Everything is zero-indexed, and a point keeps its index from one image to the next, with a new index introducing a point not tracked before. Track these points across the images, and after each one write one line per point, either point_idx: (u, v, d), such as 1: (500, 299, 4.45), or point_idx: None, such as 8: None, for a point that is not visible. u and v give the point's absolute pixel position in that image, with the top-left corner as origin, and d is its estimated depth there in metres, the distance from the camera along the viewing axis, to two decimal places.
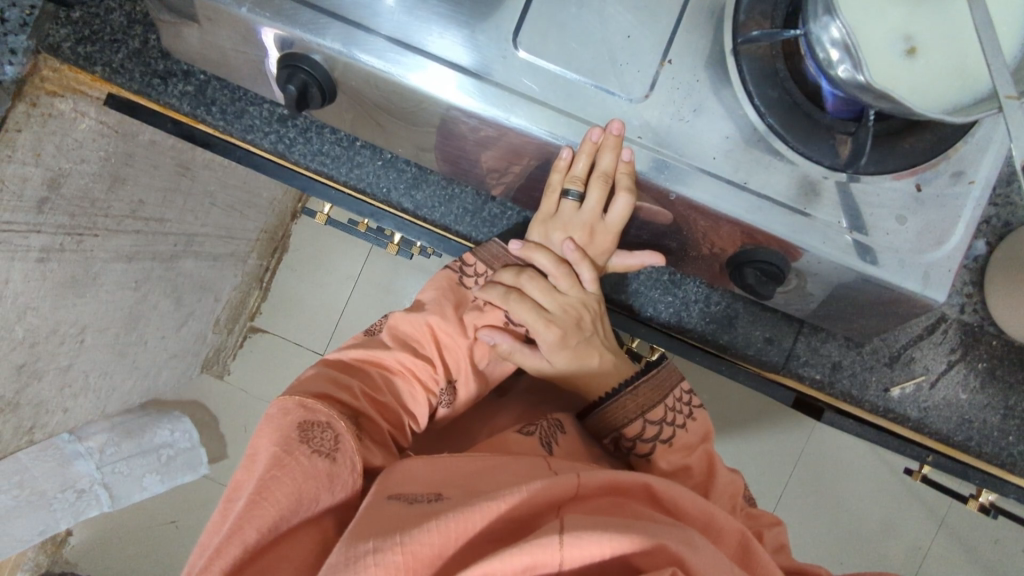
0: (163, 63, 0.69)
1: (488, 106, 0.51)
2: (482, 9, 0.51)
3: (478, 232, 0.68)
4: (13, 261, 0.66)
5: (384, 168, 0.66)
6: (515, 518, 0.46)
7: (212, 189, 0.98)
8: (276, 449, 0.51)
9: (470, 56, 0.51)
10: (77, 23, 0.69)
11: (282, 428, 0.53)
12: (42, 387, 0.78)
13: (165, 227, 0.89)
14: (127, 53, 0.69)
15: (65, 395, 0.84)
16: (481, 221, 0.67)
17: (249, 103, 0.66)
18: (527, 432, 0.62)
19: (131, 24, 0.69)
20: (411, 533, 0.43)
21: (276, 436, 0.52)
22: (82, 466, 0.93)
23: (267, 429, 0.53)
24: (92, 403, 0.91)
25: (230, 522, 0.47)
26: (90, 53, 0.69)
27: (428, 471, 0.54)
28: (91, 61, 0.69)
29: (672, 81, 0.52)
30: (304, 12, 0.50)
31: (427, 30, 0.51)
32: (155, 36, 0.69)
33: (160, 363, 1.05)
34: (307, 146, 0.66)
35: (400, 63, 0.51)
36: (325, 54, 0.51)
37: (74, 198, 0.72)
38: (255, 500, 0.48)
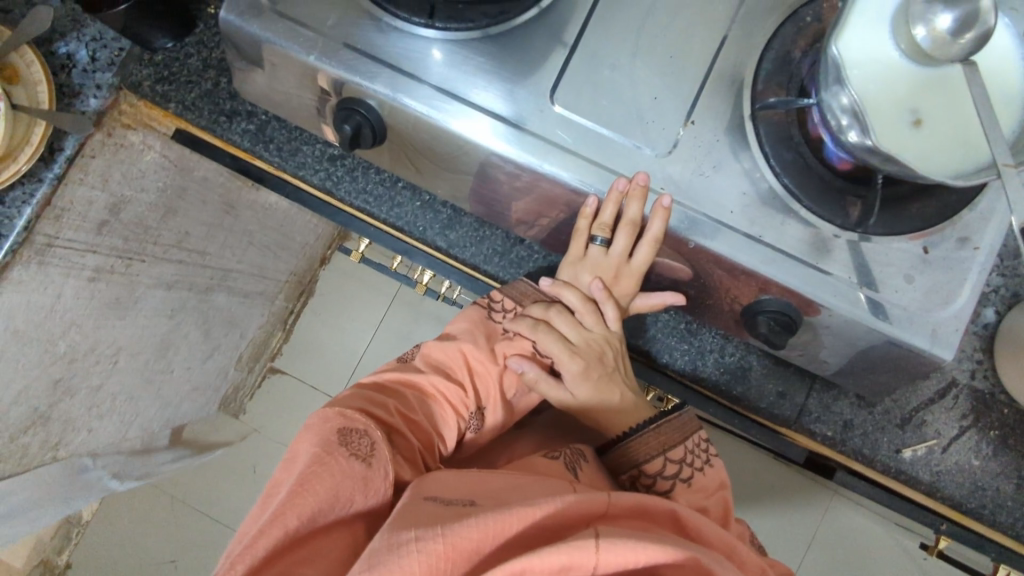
0: (230, 103, 0.72)
1: (523, 153, 0.55)
2: (523, 68, 0.57)
3: (500, 271, 0.71)
4: (68, 277, 0.73)
5: (422, 209, 0.70)
6: (549, 526, 0.48)
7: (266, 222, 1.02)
8: (316, 449, 0.53)
9: (509, 108, 0.56)
10: (159, 64, 0.72)
11: (324, 429, 0.56)
12: (73, 405, 0.82)
13: (205, 260, 0.94)
14: (198, 93, 0.72)
15: (93, 414, 0.86)
16: (507, 263, 0.70)
17: (303, 142, 0.71)
18: (553, 455, 0.65)
19: (207, 68, 0.72)
20: (453, 526, 0.45)
21: (316, 438, 0.54)
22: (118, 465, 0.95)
23: (308, 434, 0.55)
24: (116, 427, 0.92)
25: (272, 509, 0.49)
26: (166, 92, 0.72)
27: (457, 482, 0.55)
28: (166, 99, 0.72)
29: (694, 140, 0.56)
30: (364, 62, 0.56)
31: (473, 83, 0.56)
32: (227, 80, 0.72)
33: (183, 394, 1.05)
34: (353, 184, 0.71)
35: (446, 111, 0.56)
36: (378, 100, 0.57)
37: (131, 224, 0.79)
38: (298, 490, 0.50)
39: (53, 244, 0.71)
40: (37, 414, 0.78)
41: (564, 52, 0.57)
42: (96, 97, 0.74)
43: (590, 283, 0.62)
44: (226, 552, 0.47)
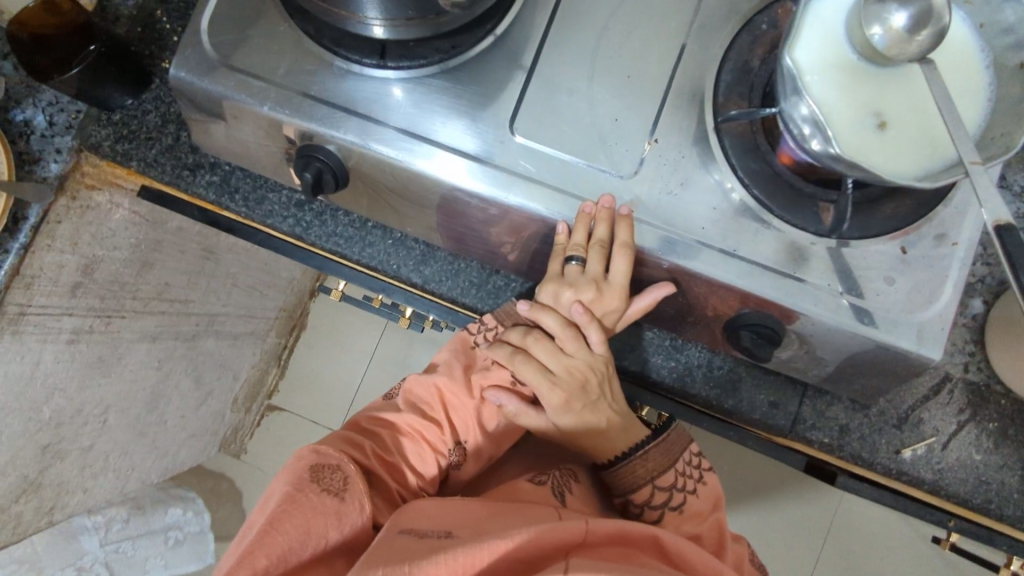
0: (192, 156, 0.71)
1: (493, 188, 0.54)
2: (480, 101, 0.56)
3: (478, 301, 0.70)
4: (45, 343, 0.73)
5: (395, 246, 0.69)
6: (522, 559, 0.47)
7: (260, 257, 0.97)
8: (288, 487, 0.53)
9: (475, 142, 0.55)
10: (117, 124, 0.71)
11: (298, 464, 0.56)
12: (65, 467, 0.82)
13: (189, 308, 0.93)
14: (160, 149, 0.71)
15: (86, 474, 0.86)
16: (483, 292, 0.69)
17: (270, 190, 0.69)
18: (539, 481, 0.64)
19: (166, 123, 0.71)
20: (418, 563, 0.46)
21: (289, 476, 0.54)
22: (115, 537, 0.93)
23: (282, 472, 0.55)
24: (112, 484, 0.93)
25: (244, 548, 0.48)
26: (127, 150, 0.71)
27: (440, 513, 0.55)
28: (127, 157, 0.71)
29: (659, 158, 0.55)
30: (320, 108, 0.55)
31: (433, 120, 0.56)
32: (186, 133, 0.71)
33: (179, 442, 1.07)
34: (323, 228, 0.69)
35: (413, 152, 0.55)
36: (339, 145, 0.56)
37: (106, 282, 0.78)
38: (268, 530, 0.49)
39: (25, 312, 0.70)
40: (27, 482, 0.78)
41: (519, 80, 0.56)
42: (58, 163, 0.72)
43: (570, 303, 0.58)
44: None
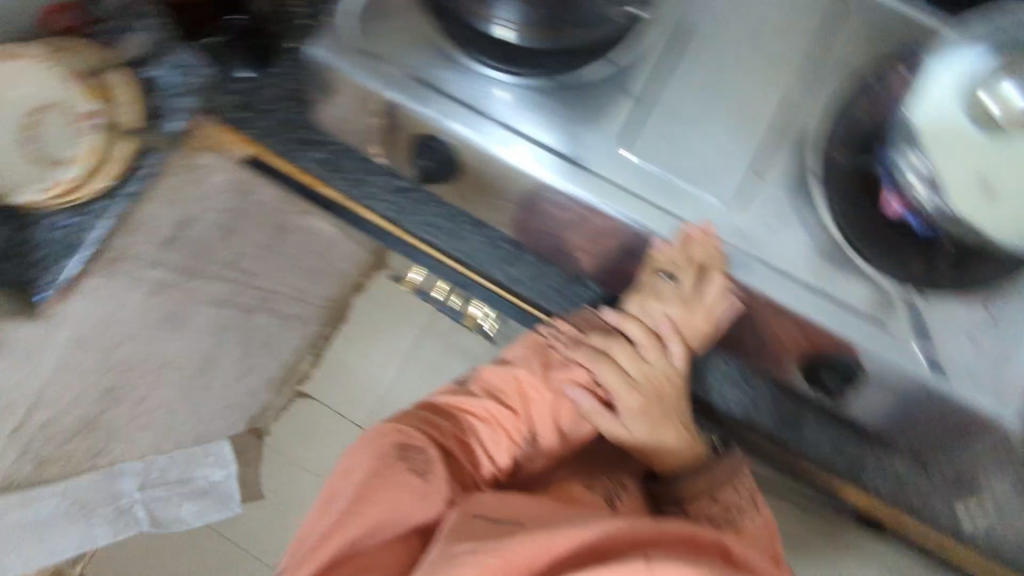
0: (306, 132, 0.70)
1: (591, 193, 0.57)
2: (589, 114, 0.59)
3: (553, 305, 0.70)
4: (130, 290, 0.98)
5: (486, 244, 0.69)
6: (587, 552, 0.50)
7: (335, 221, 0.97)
8: (374, 463, 0.61)
9: (574, 148, 0.58)
10: (236, 92, 0.69)
11: (387, 438, 0.62)
12: None
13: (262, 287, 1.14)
14: (274, 121, 0.69)
15: None
16: (561, 299, 0.70)
17: (372, 173, 0.69)
18: (591, 487, 0.65)
19: (283, 98, 0.69)
20: (496, 544, 0.51)
21: (371, 455, 0.61)
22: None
23: (366, 449, 0.62)
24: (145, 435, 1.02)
25: (342, 510, 0.60)
26: (241, 118, 0.69)
27: (505, 500, 0.57)
28: (240, 126, 0.69)
29: (760, 193, 0.58)
30: (437, 98, 0.59)
31: (539, 123, 0.59)
32: (304, 109, 0.69)
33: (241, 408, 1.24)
34: (420, 216, 0.69)
35: (509, 147, 0.58)
36: (452, 135, 0.59)
37: (183, 244, 0.89)
38: (359, 501, 0.59)
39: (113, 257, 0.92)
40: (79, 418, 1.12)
41: (637, 101, 0.59)
42: (180, 121, 0.73)
43: (657, 316, 0.60)
44: (315, 529, 0.60)
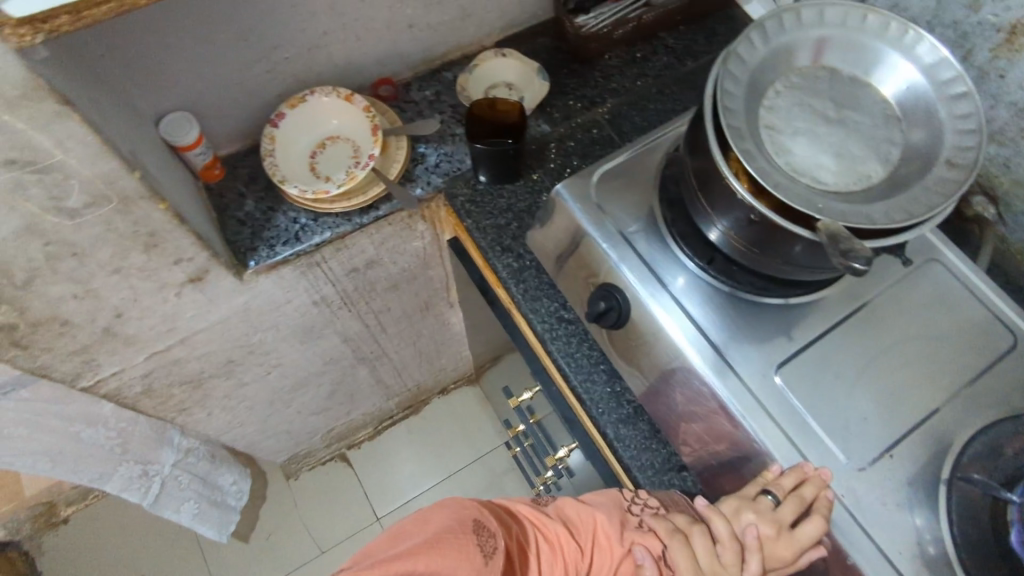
0: (512, 241, 0.82)
1: (736, 400, 0.61)
2: (758, 334, 0.64)
3: (644, 479, 0.71)
4: (315, 301, 0.93)
5: (610, 395, 0.74)
6: None
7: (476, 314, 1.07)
8: (451, 522, 0.58)
9: (734, 353, 0.63)
10: (477, 192, 0.85)
11: (466, 511, 0.60)
12: (221, 388, 1.02)
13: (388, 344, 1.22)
14: (493, 223, 0.83)
15: (225, 403, 1.08)
16: (654, 477, 0.71)
17: (547, 294, 0.79)
18: None
19: (508, 211, 0.84)
20: None
21: (452, 516, 0.59)
22: (175, 448, 1.12)
23: (445, 510, 0.60)
24: (221, 407, 1.09)
25: (401, 549, 0.55)
26: (469, 210, 0.84)
27: None
28: (467, 215, 0.84)
29: (886, 471, 0.60)
30: (637, 263, 0.68)
31: (712, 318, 0.65)
32: (521, 226, 0.83)
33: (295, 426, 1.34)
34: (567, 346, 0.76)
35: (679, 324, 0.64)
36: (638, 297, 0.66)
37: (355, 263, 0.90)
38: (428, 545, 0.55)
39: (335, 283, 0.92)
40: (188, 386, 0.97)
41: (806, 342, 0.64)
42: (422, 190, 0.86)
43: (746, 524, 0.61)
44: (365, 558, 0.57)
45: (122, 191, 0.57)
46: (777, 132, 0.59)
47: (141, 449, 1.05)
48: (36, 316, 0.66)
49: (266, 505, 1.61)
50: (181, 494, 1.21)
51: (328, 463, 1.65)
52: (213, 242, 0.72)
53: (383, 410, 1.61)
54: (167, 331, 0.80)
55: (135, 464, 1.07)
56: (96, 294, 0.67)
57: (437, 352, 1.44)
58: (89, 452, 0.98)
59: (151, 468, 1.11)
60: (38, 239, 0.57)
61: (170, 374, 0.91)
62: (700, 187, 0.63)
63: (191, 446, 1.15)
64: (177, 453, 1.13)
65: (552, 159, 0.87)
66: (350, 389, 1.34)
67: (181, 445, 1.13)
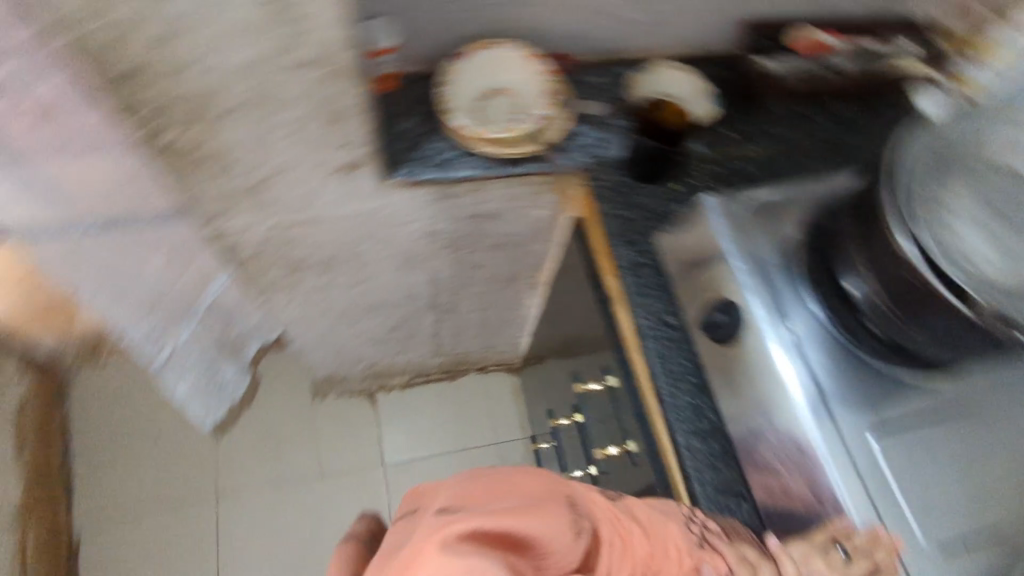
0: (638, 234, 0.82)
1: (825, 446, 0.64)
2: (864, 394, 0.67)
3: (701, 497, 0.68)
4: (428, 233, 0.97)
5: (692, 407, 0.72)
6: None
7: (562, 300, 1.09)
8: (541, 490, 0.56)
9: (836, 403, 0.66)
10: (617, 181, 0.87)
11: (539, 474, 0.60)
12: (310, 284, 1.07)
13: (463, 300, 1.26)
14: (625, 212, 0.84)
15: (305, 300, 1.13)
16: (715, 494, 0.68)
17: (658, 292, 0.78)
18: None
19: (643, 208, 0.85)
20: None
21: (540, 484, 0.57)
22: (187, 335, 1.18)
23: (534, 477, 0.58)
24: (300, 303, 1.14)
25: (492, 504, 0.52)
26: (606, 194, 0.85)
27: None
28: (602, 198, 0.85)
29: (954, 556, 0.62)
30: (767, 293, 0.71)
31: (824, 364, 0.68)
32: (652, 225, 0.83)
33: (342, 348, 1.40)
34: (662, 347, 0.75)
35: (790, 360, 0.68)
36: (756, 326, 0.69)
37: (478, 211, 0.93)
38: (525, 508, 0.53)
39: (452, 223, 0.95)
40: (284, 271, 1.02)
41: (903, 418, 0.66)
42: (568, 164, 0.87)
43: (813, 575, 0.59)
44: (454, 502, 0.55)
45: (335, 62, 0.62)
46: (946, 216, 0.63)
47: (165, 322, 1.12)
48: (209, 149, 0.71)
49: (288, 413, 1.66)
50: (187, 376, 1.31)
51: (356, 397, 1.69)
52: (374, 140, 0.77)
53: (424, 366, 1.64)
54: (297, 209, 0.85)
55: (141, 334, 1.12)
56: (264, 149, 0.72)
57: (497, 329, 1.47)
58: (119, 304, 1.05)
59: (161, 347, 1.17)
60: (249, 82, 0.62)
61: (279, 254, 0.96)
62: (857, 241, 0.66)
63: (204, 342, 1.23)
64: (190, 341, 1.20)
65: (696, 176, 0.88)
66: (409, 331, 1.38)
67: (197, 338, 1.21)
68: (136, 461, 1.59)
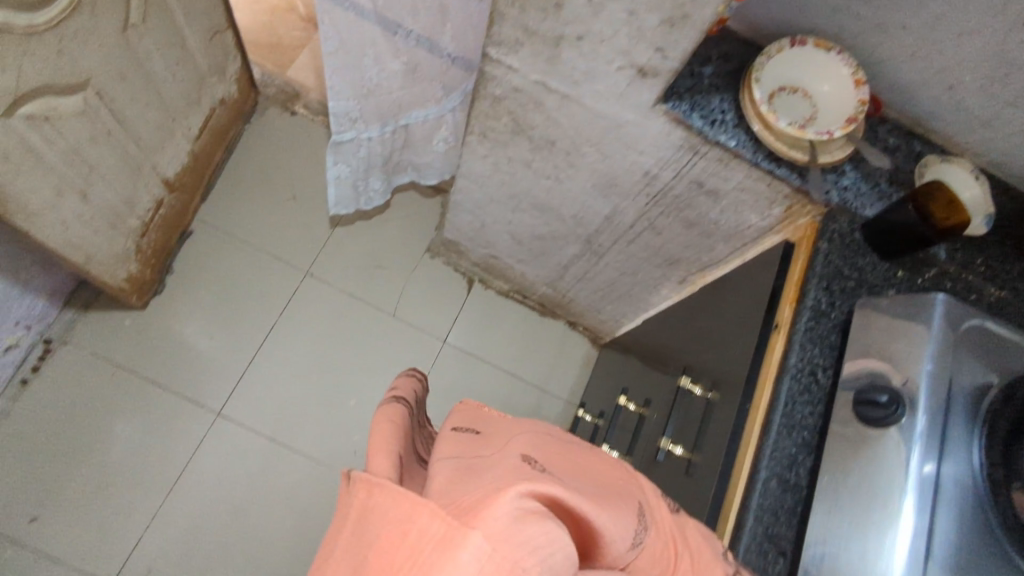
0: (840, 290, 0.83)
1: (898, 571, 0.64)
2: (968, 556, 0.65)
3: (751, 526, 0.73)
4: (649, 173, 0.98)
5: (791, 455, 0.76)
6: None
7: (708, 307, 1.09)
8: (611, 482, 0.61)
9: (935, 545, 0.65)
10: (850, 237, 0.86)
11: (593, 478, 0.60)
12: (514, 153, 1.10)
13: (616, 254, 1.27)
14: (840, 266, 0.84)
15: (498, 165, 1.17)
16: (760, 537, 0.73)
17: (823, 348, 0.80)
18: None
19: (859, 272, 0.84)
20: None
21: (610, 478, 0.62)
22: (382, 127, 1.38)
23: (604, 470, 0.63)
24: (490, 166, 1.18)
25: (564, 469, 0.58)
26: (833, 241, 0.85)
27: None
28: (828, 241, 0.85)
29: None
30: (937, 414, 0.68)
31: (948, 507, 0.66)
32: (857, 290, 0.83)
33: (485, 226, 1.45)
34: (798, 393, 0.78)
35: (918, 482, 0.66)
36: (906, 433, 0.68)
37: (708, 184, 0.93)
38: (591, 487, 0.57)
39: (676, 179, 0.96)
40: (505, 129, 1.05)
41: None
42: (818, 195, 0.84)
43: None
44: (532, 449, 0.59)
45: None
46: None
47: (377, 104, 1.32)
48: None
49: (398, 249, 1.75)
50: (352, 156, 1.42)
51: (457, 274, 1.76)
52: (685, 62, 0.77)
53: (530, 288, 1.68)
54: (569, 81, 0.87)
55: (353, 117, 1.32)
56: (597, 9, 0.74)
57: (616, 298, 1.48)
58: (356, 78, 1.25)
59: (360, 126, 1.35)
60: None
61: (517, 110, 0.98)
62: None
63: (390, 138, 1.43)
64: (384, 135, 1.40)
65: (924, 278, 0.85)
66: (548, 249, 1.41)
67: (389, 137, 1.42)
68: (264, 205, 1.71)
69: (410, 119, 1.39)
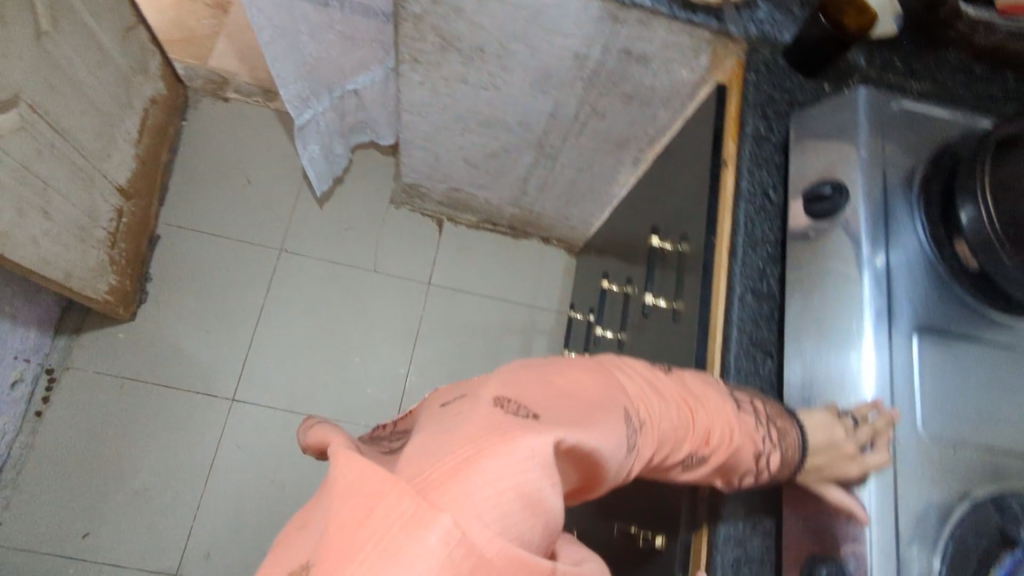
0: (775, 113, 0.89)
1: (870, 322, 0.70)
2: (924, 300, 0.72)
3: (738, 335, 0.79)
4: (578, 55, 1.02)
5: (759, 267, 0.82)
6: None
7: (663, 172, 1.14)
8: (588, 378, 0.53)
9: (897, 297, 0.71)
10: (775, 63, 0.91)
11: (573, 391, 0.50)
12: (449, 72, 1.14)
13: (570, 150, 1.32)
14: (771, 91, 0.89)
15: (437, 88, 1.20)
16: (747, 343, 0.79)
17: (769, 167, 0.86)
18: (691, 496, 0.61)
19: (788, 93, 0.90)
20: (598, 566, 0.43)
21: (588, 375, 0.53)
22: (331, 96, 1.40)
23: (579, 369, 0.54)
24: (430, 91, 1.21)
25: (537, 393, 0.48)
26: (760, 69, 0.90)
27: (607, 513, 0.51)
28: (756, 70, 0.90)
29: (945, 451, 0.67)
30: (876, 187, 0.75)
31: (900, 264, 0.73)
32: (790, 109, 0.89)
33: (440, 159, 1.48)
34: (755, 212, 0.84)
35: (873, 247, 0.72)
36: (853, 210, 0.74)
37: (633, 49, 0.98)
38: (563, 398, 0.49)
39: (604, 53, 1.00)
40: (434, 48, 1.08)
41: (952, 333, 0.71)
42: (738, 31, 0.89)
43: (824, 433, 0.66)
44: (495, 384, 0.47)
45: None
46: None
47: (320, 73, 1.34)
48: None
49: (365, 207, 1.78)
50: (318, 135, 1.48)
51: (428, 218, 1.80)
52: None
53: (499, 213, 1.73)
54: None
55: (301, 92, 1.35)
56: None
57: (581, 199, 1.53)
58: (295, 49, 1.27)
59: (310, 101, 1.38)
60: None
61: (441, 24, 1.02)
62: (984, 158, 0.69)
63: (341, 106, 1.45)
64: (335, 104, 1.43)
65: (849, 85, 0.91)
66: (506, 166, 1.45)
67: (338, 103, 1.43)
68: (225, 195, 1.73)
69: (355, 83, 1.40)
